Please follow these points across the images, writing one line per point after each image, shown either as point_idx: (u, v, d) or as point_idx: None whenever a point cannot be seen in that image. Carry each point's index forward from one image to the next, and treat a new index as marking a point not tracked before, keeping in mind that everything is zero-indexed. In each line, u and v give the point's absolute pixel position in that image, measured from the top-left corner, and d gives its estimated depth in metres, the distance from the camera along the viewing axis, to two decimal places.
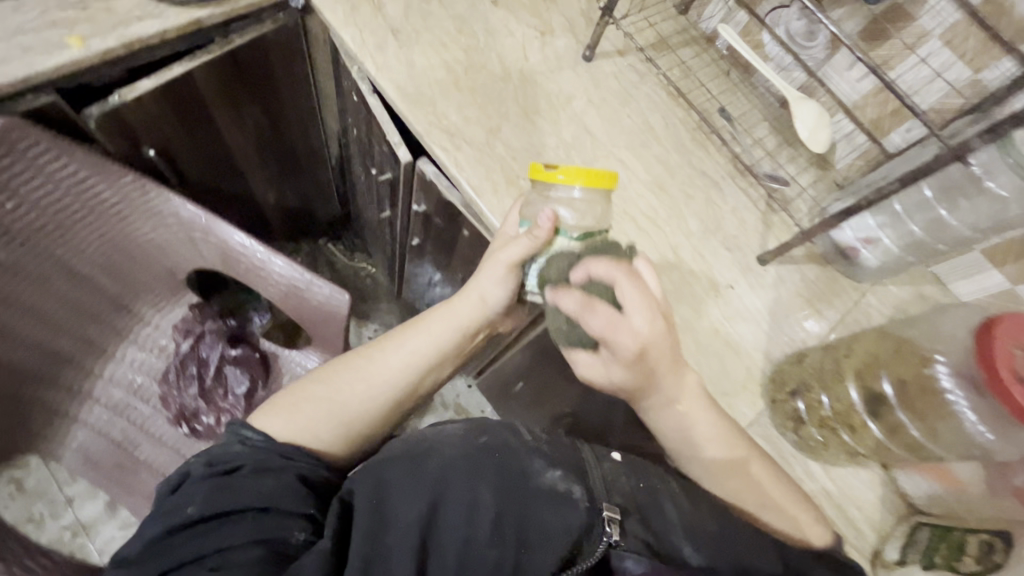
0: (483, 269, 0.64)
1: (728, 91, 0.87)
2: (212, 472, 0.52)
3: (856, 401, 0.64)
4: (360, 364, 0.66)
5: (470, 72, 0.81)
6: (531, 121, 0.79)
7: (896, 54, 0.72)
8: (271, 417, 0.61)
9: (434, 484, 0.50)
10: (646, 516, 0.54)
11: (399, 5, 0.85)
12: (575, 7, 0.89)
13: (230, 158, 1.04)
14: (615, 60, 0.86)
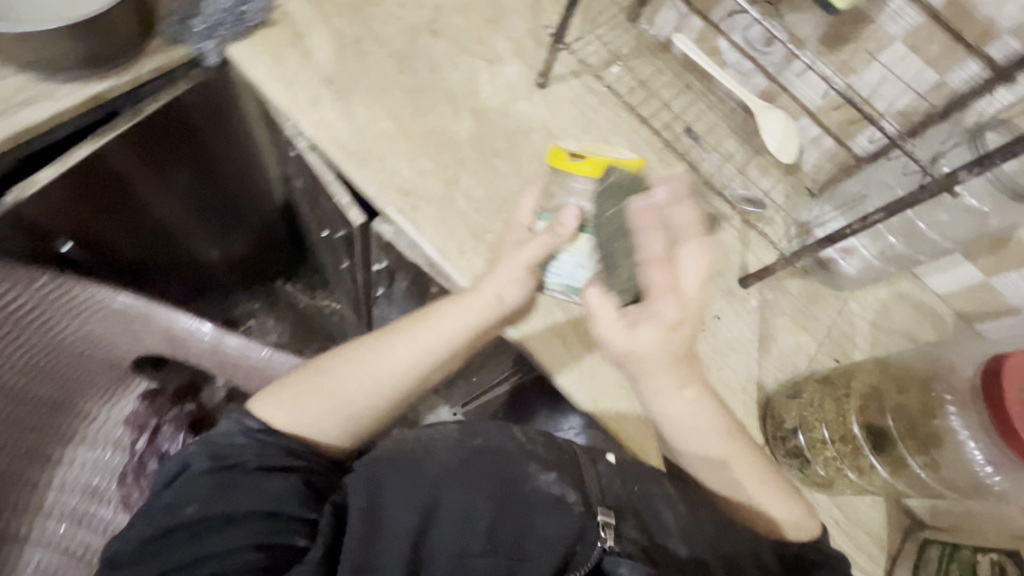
0: (503, 264, 0.61)
1: (689, 101, 0.81)
2: (209, 466, 0.55)
3: (858, 437, 0.63)
4: (365, 356, 0.64)
5: (419, 115, 0.77)
6: (490, 165, 0.75)
7: (858, 58, 0.67)
8: (273, 406, 0.61)
9: (432, 490, 0.52)
10: (641, 516, 0.54)
11: (327, 49, 0.79)
12: (521, 28, 0.84)
13: (162, 227, 0.95)
14: (570, 82, 0.81)
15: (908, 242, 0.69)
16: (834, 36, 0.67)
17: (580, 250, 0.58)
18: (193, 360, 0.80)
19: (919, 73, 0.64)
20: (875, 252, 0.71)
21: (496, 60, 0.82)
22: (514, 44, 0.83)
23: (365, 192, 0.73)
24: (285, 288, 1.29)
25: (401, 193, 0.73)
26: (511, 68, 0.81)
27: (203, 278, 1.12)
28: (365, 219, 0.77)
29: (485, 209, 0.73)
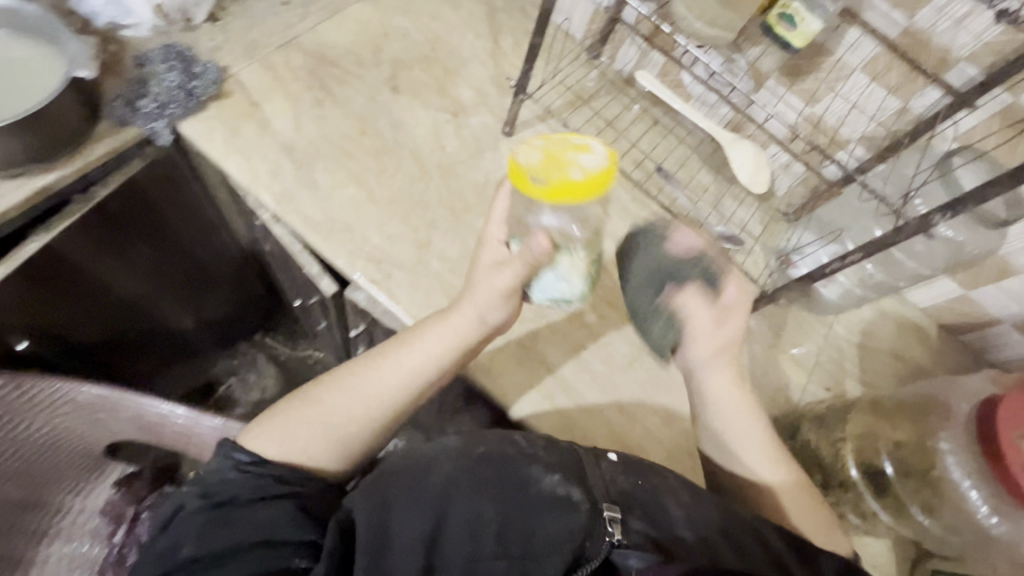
0: (476, 287, 0.61)
1: (659, 141, 0.87)
2: (207, 503, 0.55)
3: (856, 481, 0.65)
4: (350, 381, 0.64)
5: (384, 177, 0.80)
6: (460, 223, 0.79)
7: (819, 88, 0.73)
8: (262, 438, 0.61)
9: (437, 501, 0.52)
10: (649, 510, 0.54)
11: (287, 118, 0.82)
12: (482, 76, 0.88)
13: (129, 305, 0.94)
14: (535, 128, 0.86)
15: (886, 270, 0.75)
16: (794, 68, 0.73)
17: (561, 267, 0.58)
18: (168, 439, 0.81)
19: (883, 100, 0.69)
20: (854, 280, 0.76)
21: (461, 112, 0.86)
22: (477, 93, 0.87)
23: (336, 265, 0.75)
24: (266, 340, 1.28)
25: (371, 262, 0.75)
26: (478, 115, 0.86)
27: (180, 344, 1.10)
28: (338, 288, 0.79)
29: (457, 268, 0.76)
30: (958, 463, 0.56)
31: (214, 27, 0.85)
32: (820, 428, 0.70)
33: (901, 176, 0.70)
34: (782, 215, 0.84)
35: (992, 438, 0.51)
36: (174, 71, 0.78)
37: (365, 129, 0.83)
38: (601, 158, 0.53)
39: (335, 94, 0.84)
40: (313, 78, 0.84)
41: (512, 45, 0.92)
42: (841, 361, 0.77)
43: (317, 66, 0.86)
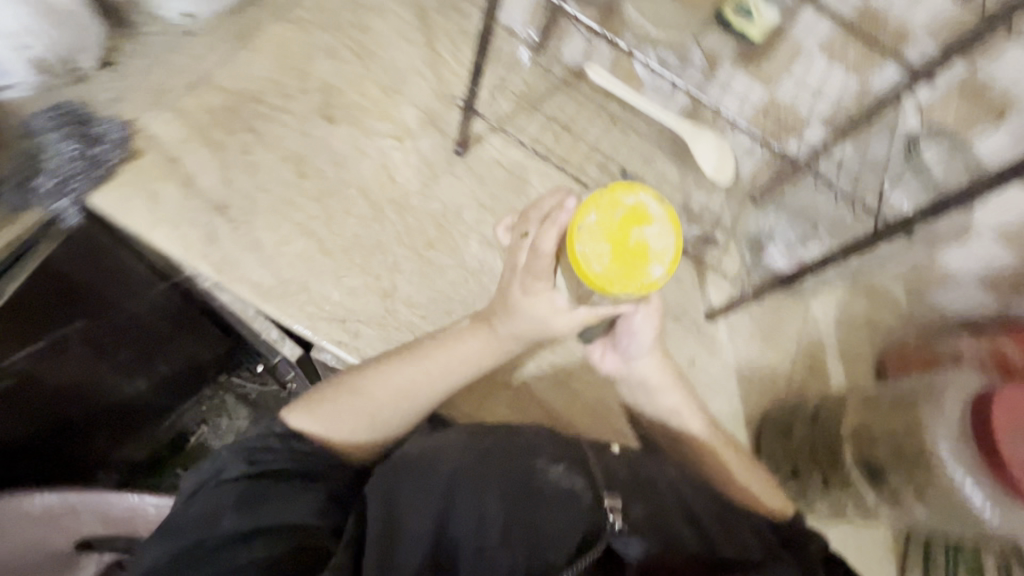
0: (518, 312, 0.56)
1: (614, 137, 0.88)
2: (248, 471, 0.55)
3: (852, 476, 0.66)
4: (392, 376, 0.61)
5: (325, 198, 0.72)
6: (428, 262, 0.73)
7: (779, 70, 0.77)
8: (311, 421, 0.60)
9: (447, 491, 0.55)
10: (646, 493, 0.58)
11: (213, 171, 0.69)
12: (425, 92, 0.83)
13: (45, 401, 0.73)
14: (490, 142, 0.82)
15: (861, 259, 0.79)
16: (748, 53, 0.77)
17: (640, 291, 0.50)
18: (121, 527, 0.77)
19: (843, 82, 0.73)
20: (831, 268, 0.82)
21: (406, 135, 0.79)
22: (424, 112, 0.82)
23: (296, 331, 0.67)
24: (231, 380, 1.04)
25: (336, 321, 0.68)
26: (427, 136, 0.80)
27: (131, 414, 0.88)
28: (302, 351, 0.71)
29: (431, 314, 0.71)
30: (949, 445, 0.56)
31: (107, 71, 0.70)
32: (810, 423, 0.72)
33: (872, 161, 0.73)
34: (750, 200, 0.86)
35: (987, 439, 0.52)
36: (69, 139, 0.64)
37: (343, 93, 0.79)
38: (669, 232, 0.45)
39: (302, 59, 0.79)
40: (275, 35, 0.80)
41: (450, 47, 0.86)
42: (823, 341, 0.86)
43: (279, 21, 0.81)
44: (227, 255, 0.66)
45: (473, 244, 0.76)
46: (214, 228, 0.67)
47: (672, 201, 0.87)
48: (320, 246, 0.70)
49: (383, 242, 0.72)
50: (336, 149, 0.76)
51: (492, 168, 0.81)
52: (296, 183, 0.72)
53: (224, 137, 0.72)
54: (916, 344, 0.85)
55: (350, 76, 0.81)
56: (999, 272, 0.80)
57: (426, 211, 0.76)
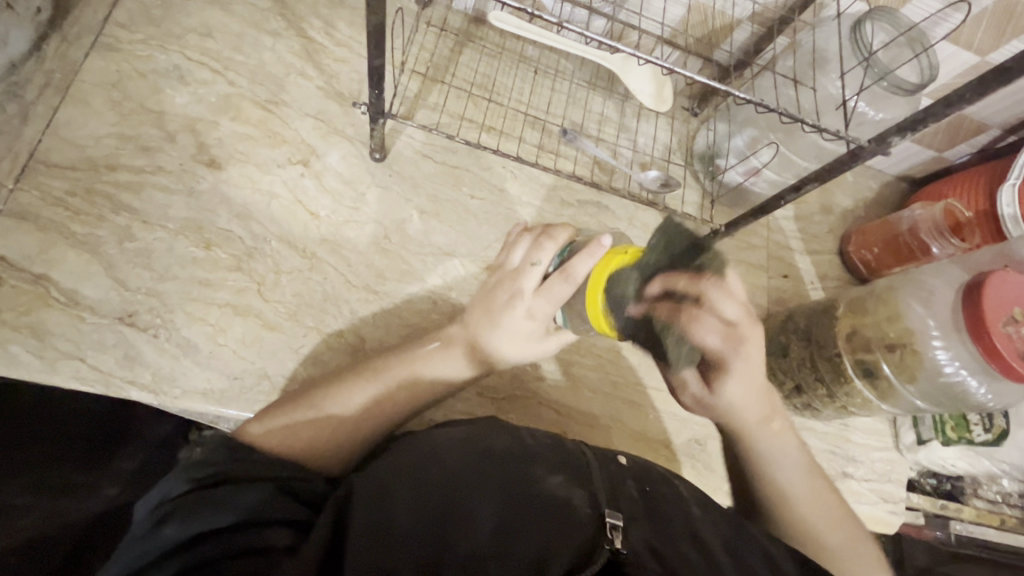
0: (496, 308, 0.53)
1: (539, 87, 0.79)
2: (194, 480, 0.42)
3: (854, 381, 0.65)
4: (355, 394, 0.51)
5: (245, 260, 0.62)
6: (385, 295, 0.65)
7: None
8: (262, 424, 0.48)
9: (443, 491, 0.44)
10: (653, 517, 0.47)
11: (97, 276, 0.57)
12: (312, 94, 0.70)
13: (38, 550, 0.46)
14: (407, 135, 0.71)
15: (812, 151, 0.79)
16: None
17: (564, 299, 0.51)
18: None
19: None
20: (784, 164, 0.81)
21: (311, 154, 0.67)
22: (319, 118, 0.69)
23: None
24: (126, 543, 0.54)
25: None
26: (334, 148, 0.68)
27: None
28: None
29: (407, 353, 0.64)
30: (947, 345, 0.58)
31: None
32: (804, 340, 0.71)
33: (824, 56, 0.66)
34: (689, 113, 0.83)
35: (984, 336, 0.54)
36: None
37: (216, 125, 0.65)
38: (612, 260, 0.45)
39: (150, 96, 0.64)
40: (103, 74, 0.63)
41: (324, 29, 0.73)
42: (788, 243, 0.86)
43: (102, 54, 0.64)
44: (159, 370, 0.56)
45: (427, 259, 0.68)
46: (131, 344, 0.56)
47: (617, 141, 0.79)
48: (263, 321, 0.60)
49: (330, 292, 0.63)
50: (236, 200, 0.63)
51: (419, 164, 0.71)
52: (203, 256, 0.61)
53: (91, 229, 0.58)
54: (875, 223, 0.82)
55: (215, 101, 0.66)
56: (933, 130, 0.82)
57: (362, 239, 0.66)
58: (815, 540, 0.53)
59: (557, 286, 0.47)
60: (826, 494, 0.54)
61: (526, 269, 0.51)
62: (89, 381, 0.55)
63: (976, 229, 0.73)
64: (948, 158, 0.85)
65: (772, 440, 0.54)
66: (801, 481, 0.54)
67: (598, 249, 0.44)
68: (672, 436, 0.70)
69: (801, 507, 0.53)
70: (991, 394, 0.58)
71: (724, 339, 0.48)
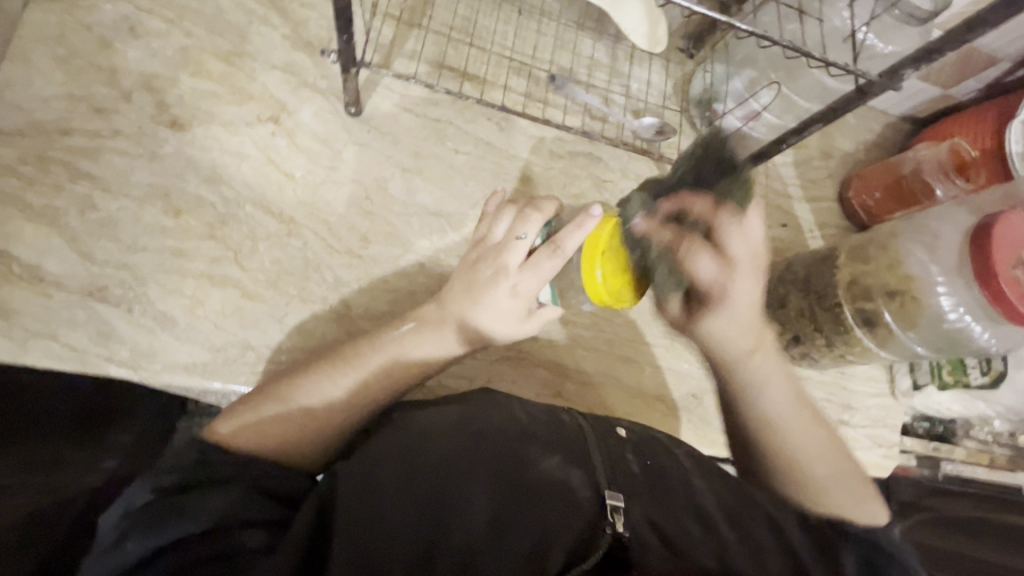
0: (471, 288, 0.51)
1: (525, 29, 0.73)
2: (159, 491, 0.42)
3: (850, 324, 0.64)
4: (325, 386, 0.49)
5: (217, 227, 0.58)
6: (369, 259, 0.62)
7: None
8: (231, 424, 0.47)
9: (437, 479, 0.43)
10: (656, 494, 0.47)
11: (60, 249, 0.54)
12: (279, 44, 0.64)
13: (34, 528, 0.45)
14: (384, 87, 0.66)
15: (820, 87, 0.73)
16: None
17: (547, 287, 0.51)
18: None
19: None
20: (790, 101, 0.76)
21: (282, 109, 0.63)
22: (288, 71, 0.64)
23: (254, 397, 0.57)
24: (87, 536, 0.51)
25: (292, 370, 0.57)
26: (306, 103, 0.64)
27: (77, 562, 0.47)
28: None
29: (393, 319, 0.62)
30: (952, 291, 0.57)
31: None
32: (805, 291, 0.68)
33: None
34: (685, 55, 0.78)
35: (991, 280, 0.52)
36: None
37: (175, 81, 0.60)
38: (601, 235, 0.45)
39: (100, 51, 0.59)
40: (46, 29, 0.58)
41: None
42: (787, 191, 0.82)
43: (42, 5, 0.58)
44: (137, 346, 0.54)
45: (412, 220, 0.64)
46: (104, 320, 0.54)
47: (609, 87, 0.75)
48: (242, 291, 0.58)
49: (312, 258, 0.60)
50: (204, 163, 0.59)
51: (399, 118, 0.66)
52: (173, 224, 0.57)
53: (49, 200, 0.54)
54: (877, 166, 0.79)
55: (172, 55, 0.61)
56: (941, 66, 0.77)
57: (341, 201, 0.63)
58: (800, 479, 0.52)
59: (545, 259, 0.47)
60: (819, 433, 0.53)
61: (510, 245, 0.50)
62: (63, 358, 0.52)
63: (982, 169, 0.70)
64: (954, 95, 0.81)
65: (758, 373, 0.53)
66: (791, 413, 0.53)
67: (587, 220, 0.45)
68: (669, 392, 0.69)
69: (790, 442, 0.52)
70: (994, 339, 0.57)
71: (724, 275, 0.49)
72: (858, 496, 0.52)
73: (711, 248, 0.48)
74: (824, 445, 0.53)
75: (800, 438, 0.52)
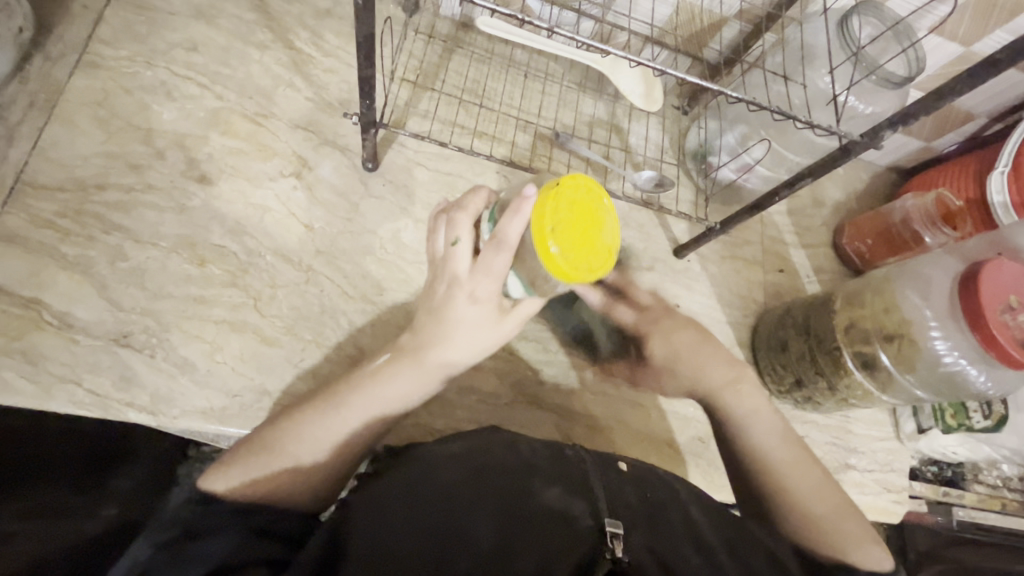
0: (442, 316, 0.48)
1: (529, 90, 0.79)
2: (159, 543, 0.43)
3: (847, 367, 0.65)
4: (310, 429, 0.48)
5: (238, 275, 0.61)
6: (384, 305, 0.65)
7: None
8: (224, 476, 0.46)
9: (445, 510, 0.43)
10: (654, 522, 0.47)
11: (88, 298, 0.56)
12: (302, 106, 0.69)
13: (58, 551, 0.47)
14: (399, 144, 0.71)
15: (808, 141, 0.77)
16: None
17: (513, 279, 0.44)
18: None
19: None
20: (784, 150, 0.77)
21: (303, 165, 0.67)
22: (310, 129, 0.69)
23: None
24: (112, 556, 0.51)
25: None
26: (327, 159, 0.68)
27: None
28: None
29: None
30: (946, 335, 0.58)
31: None
32: (807, 336, 0.71)
33: (813, 53, 0.66)
34: (679, 112, 0.83)
35: (984, 327, 0.54)
36: None
37: (205, 140, 0.65)
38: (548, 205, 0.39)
39: (138, 113, 0.63)
40: (89, 93, 0.63)
41: (312, 39, 0.72)
42: (783, 238, 0.86)
43: (86, 72, 0.63)
44: (156, 391, 0.56)
45: (425, 268, 0.67)
46: (127, 365, 0.56)
47: (609, 142, 0.80)
48: (260, 336, 0.60)
49: (328, 304, 0.63)
50: (229, 215, 0.63)
51: (412, 172, 0.70)
52: (198, 273, 0.60)
53: (82, 250, 0.57)
54: (867, 214, 0.83)
55: (203, 116, 0.65)
56: (920, 122, 0.82)
57: (357, 249, 0.66)
58: (802, 515, 0.53)
59: (494, 256, 0.42)
60: (812, 467, 0.55)
61: (450, 254, 0.47)
62: (85, 406, 0.54)
63: (967, 217, 0.73)
64: (937, 148, 0.86)
65: (738, 403, 0.59)
66: (782, 448, 0.56)
67: (523, 205, 0.38)
68: (676, 436, 0.70)
69: (786, 476, 0.54)
70: (990, 383, 0.59)
71: (640, 321, 0.67)
72: (858, 538, 0.52)
73: (626, 304, 0.68)
74: (819, 483, 0.55)
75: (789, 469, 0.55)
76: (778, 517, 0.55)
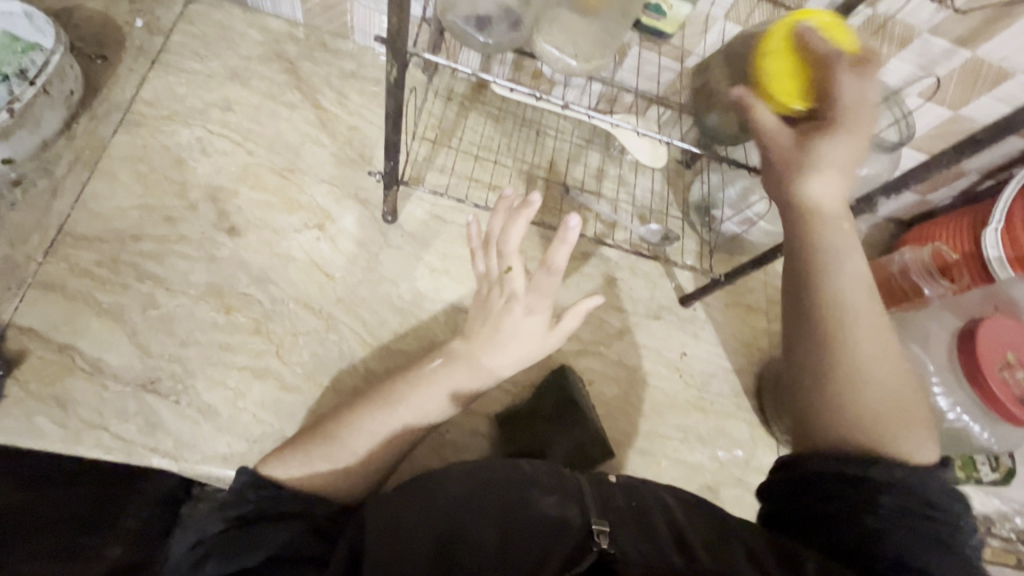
0: (498, 330, 0.51)
1: (542, 145, 0.83)
2: (228, 518, 0.43)
3: None
4: (366, 422, 0.50)
5: (261, 322, 0.63)
6: (400, 351, 0.66)
7: (689, 42, 0.73)
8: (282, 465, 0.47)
9: (439, 525, 0.41)
10: (638, 523, 0.43)
11: (118, 343, 0.59)
12: (327, 161, 0.73)
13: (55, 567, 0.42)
14: (416, 195, 0.74)
15: None
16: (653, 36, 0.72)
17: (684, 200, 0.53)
18: None
19: None
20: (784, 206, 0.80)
21: (326, 215, 0.70)
22: (334, 182, 0.72)
23: None
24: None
25: None
26: (348, 210, 0.71)
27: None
28: None
29: None
30: (949, 391, 0.59)
31: None
32: None
33: None
34: (684, 166, 0.87)
35: (982, 382, 0.56)
36: None
37: (236, 193, 0.68)
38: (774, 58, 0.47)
39: (174, 168, 0.68)
40: (130, 149, 0.67)
41: (337, 98, 0.77)
42: None
43: (129, 130, 0.68)
44: (180, 437, 0.57)
45: (439, 316, 0.69)
46: (152, 411, 0.58)
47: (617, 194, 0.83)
48: (281, 382, 0.62)
49: (347, 351, 0.65)
50: (255, 264, 0.66)
51: (429, 223, 0.74)
52: (223, 320, 0.62)
53: (116, 298, 0.60)
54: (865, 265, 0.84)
55: (235, 171, 0.69)
56: None
57: (375, 297, 0.68)
58: (855, 391, 0.42)
59: (544, 278, 0.48)
60: (891, 346, 0.44)
61: (505, 278, 0.51)
62: (111, 450, 0.55)
63: (964, 270, 0.75)
64: (932, 202, 0.90)
65: (835, 236, 0.44)
66: (863, 304, 0.43)
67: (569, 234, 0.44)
68: (685, 485, 0.71)
69: (853, 345, 0.43)
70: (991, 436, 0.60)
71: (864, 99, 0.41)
72: (912, 427, 0.41)
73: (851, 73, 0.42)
74: (887, 361, 0.43)
75: (858, 322, 0.43)
76: (825, 396, 0.43)
